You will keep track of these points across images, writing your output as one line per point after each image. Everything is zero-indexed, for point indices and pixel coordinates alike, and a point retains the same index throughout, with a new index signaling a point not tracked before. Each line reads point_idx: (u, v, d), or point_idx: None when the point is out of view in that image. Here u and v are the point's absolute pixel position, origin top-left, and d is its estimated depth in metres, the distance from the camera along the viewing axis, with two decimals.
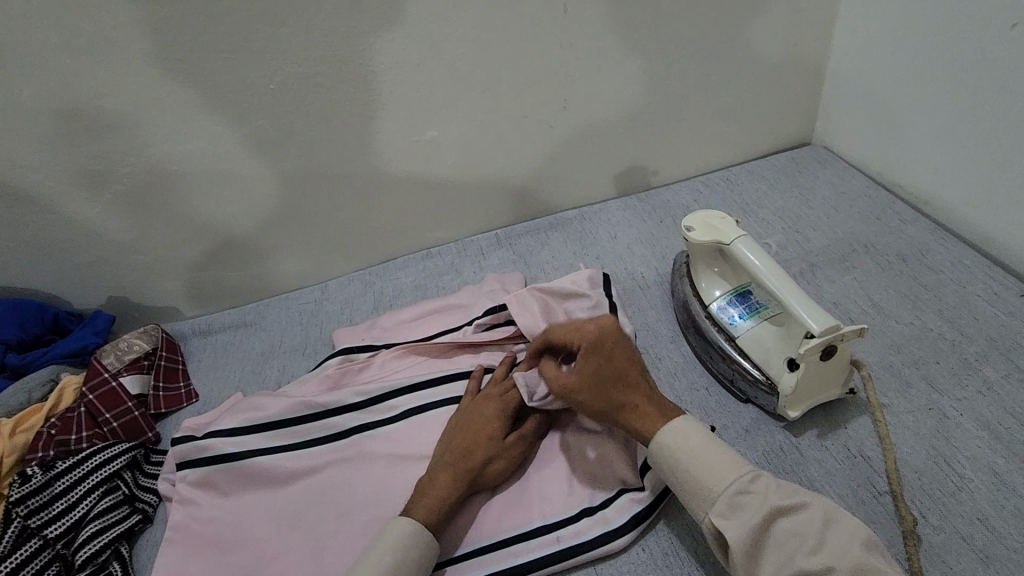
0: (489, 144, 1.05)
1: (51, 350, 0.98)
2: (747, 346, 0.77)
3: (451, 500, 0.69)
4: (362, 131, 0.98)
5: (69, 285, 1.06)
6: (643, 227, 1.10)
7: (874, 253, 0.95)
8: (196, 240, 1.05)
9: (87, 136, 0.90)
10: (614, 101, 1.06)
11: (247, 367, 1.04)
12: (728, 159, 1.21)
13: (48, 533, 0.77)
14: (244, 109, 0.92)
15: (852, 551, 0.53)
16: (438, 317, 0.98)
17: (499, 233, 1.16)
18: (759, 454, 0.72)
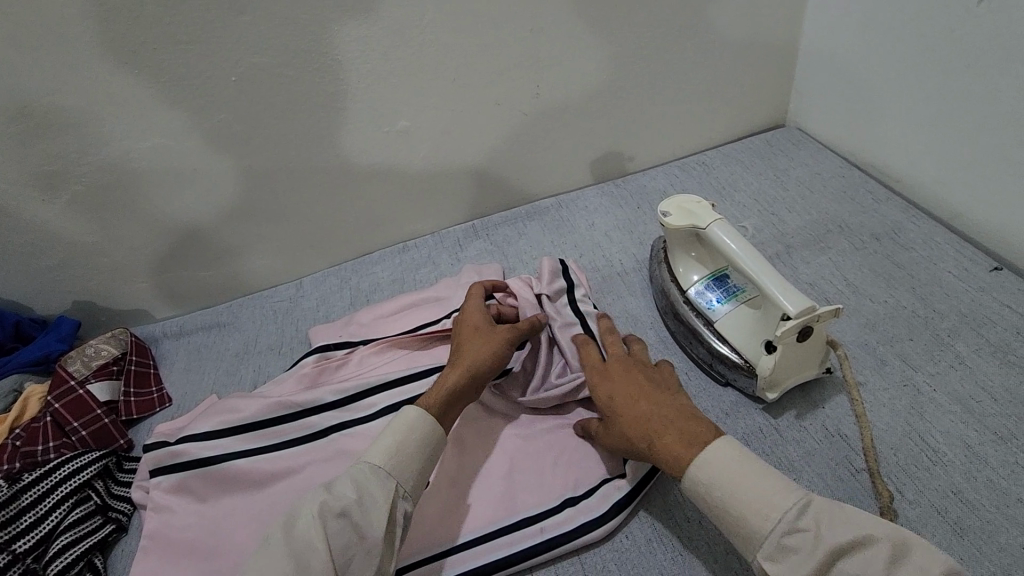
0: (462, 133, 1.03)
1: (13, 360, 0.95)
2: (725, 330, 0.77)
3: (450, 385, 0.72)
4: (331, 122, 0.96)
5: (29, 291, 1.02)
6: (620, 213, 1.10)
7: (848, 233, 0.96)
8: (162, 241, 1.02)
9: (40, 135, 0.86)
10: (588, 87, 1.05)
11: (221, 368, 1.01)
12: (703, 143, 1.21)
13: (17, 548, 0.73)
14: (206, 103, 0.89)
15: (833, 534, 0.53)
16: (416, 311, 0.96)
17: (476, 224, 1.14)
18: (740, 437, 0.73)
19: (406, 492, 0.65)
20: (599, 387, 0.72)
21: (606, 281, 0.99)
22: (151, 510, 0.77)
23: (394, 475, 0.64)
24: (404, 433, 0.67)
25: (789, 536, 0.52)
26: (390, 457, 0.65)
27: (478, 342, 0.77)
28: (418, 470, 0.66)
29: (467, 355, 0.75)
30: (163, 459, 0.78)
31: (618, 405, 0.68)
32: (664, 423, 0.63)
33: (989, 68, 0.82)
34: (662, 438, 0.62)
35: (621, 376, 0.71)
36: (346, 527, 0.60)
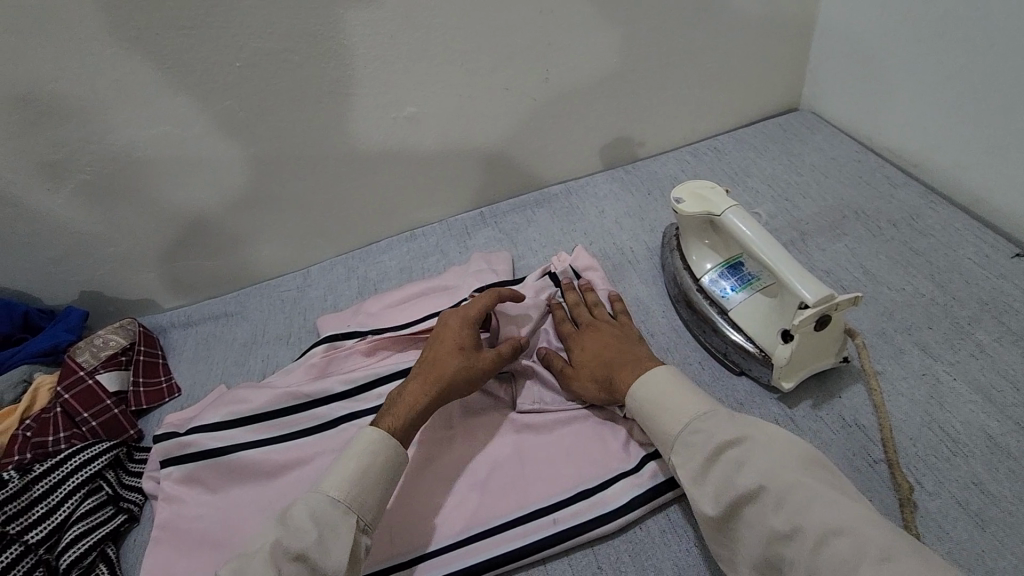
0: (470, 118, 1.01)
1: (22, 350, 0.94)
2: (739, 318, 0.75)
3: (416, 409, 0.71)
4: (337, 108, 0.94)
5: (36, 281, 1.01)
6: (631, 200, 1.08)
7: (865, 219, 0.94)
8: (168, 230, 1.01)
9: (43, 123, 0.85)
10: (598, 70, 1.02)
11: (230, 358, 1.01)
12: (716, 126, 1.18)
13: (30, 538, 0.74)
14: (210, 90, 0.88)
15: (854, 534, 0.52)
16: (425, 300, 0.96)
17: (484, 211, 1.13)
18: None
19: (368, 524, 0.64)
20: (571, 337, 0.81)
21: (617, 269, 0.97)
22: (163, 500, 0.77)
23: (355, 509, 0.63)
24: (364, 464, 0.65)
25: (694, 433, 0.62)
26: (348, 491, 0.64)
27: (452, 361, 0.75)
28: (373, 491, 0.65)
29: (436, 374, 0.74)
30: (173, 451, 0.78)
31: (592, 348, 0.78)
32: (623, 364, 0.73)
33: (1012, 48, 0.79)
34: (623, 376, 0.72)
35: (591, 330, 0.80)
36: (304, 567, 0.59)
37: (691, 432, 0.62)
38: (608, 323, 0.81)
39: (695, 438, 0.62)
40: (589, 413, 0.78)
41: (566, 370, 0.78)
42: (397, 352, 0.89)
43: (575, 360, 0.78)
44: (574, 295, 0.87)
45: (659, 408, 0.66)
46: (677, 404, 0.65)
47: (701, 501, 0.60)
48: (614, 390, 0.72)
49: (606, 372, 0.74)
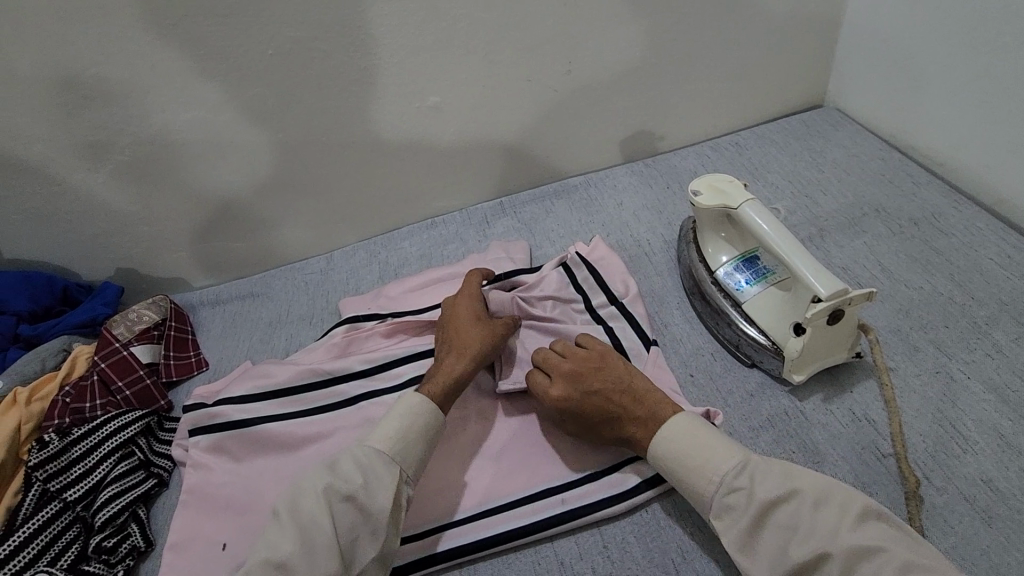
0: (492, 109, 1.03)
1: (62, 321, 0.99)
2: (753, 311, 0.76)
3: (457, 374, 0.74)
4: (362, 96, 0.97)
5: (76, 257, 1.06)
6: (650, 193, 1.09)
7: (886, 217, 0.94)
8: (199, 211, 1.05)
9: (86, 105, 0.90)
10: (620, 63, 1.03)
11: (256, 336, 1.05)
12: (738, 121, 1.18)
13: (68, 496, 0.78)
14: (242, 77, 0.91)
15: None
16: (444, 286, 0.98)
17: (503, 201, 1.15)
18: (765, 418, 0.72)
19: (411, 477, 0.67)
20: (556, 401, 0.72)
21: (633, 260, 0.98)
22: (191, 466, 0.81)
23: (399, 462, 0.67)
24: (411, 416, 0.69)
25: (729, 494, 0.61)
26: (395, 442, 0.67)
27: (478, 329, 0.78)
28: (417, 452, 0.69)
29: (466, 344, 0.77)
30: (201, 421, 0.82)
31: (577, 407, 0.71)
32: (639, 421, 0.69)
33: None
34: (645, 432, 0.68)
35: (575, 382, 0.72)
36: (352, 509, 0.63)
37: (728, 492, 0.61)
38: (585, 362, 0.74)
39: (736, 499, 0.60)
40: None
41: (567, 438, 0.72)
42: (414, 335, 0.92)
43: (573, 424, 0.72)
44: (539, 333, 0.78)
45: (691, 464, 0.64)
46: (706, 456, 0.64)
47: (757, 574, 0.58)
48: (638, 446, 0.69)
49: (622, 433, 0.69)
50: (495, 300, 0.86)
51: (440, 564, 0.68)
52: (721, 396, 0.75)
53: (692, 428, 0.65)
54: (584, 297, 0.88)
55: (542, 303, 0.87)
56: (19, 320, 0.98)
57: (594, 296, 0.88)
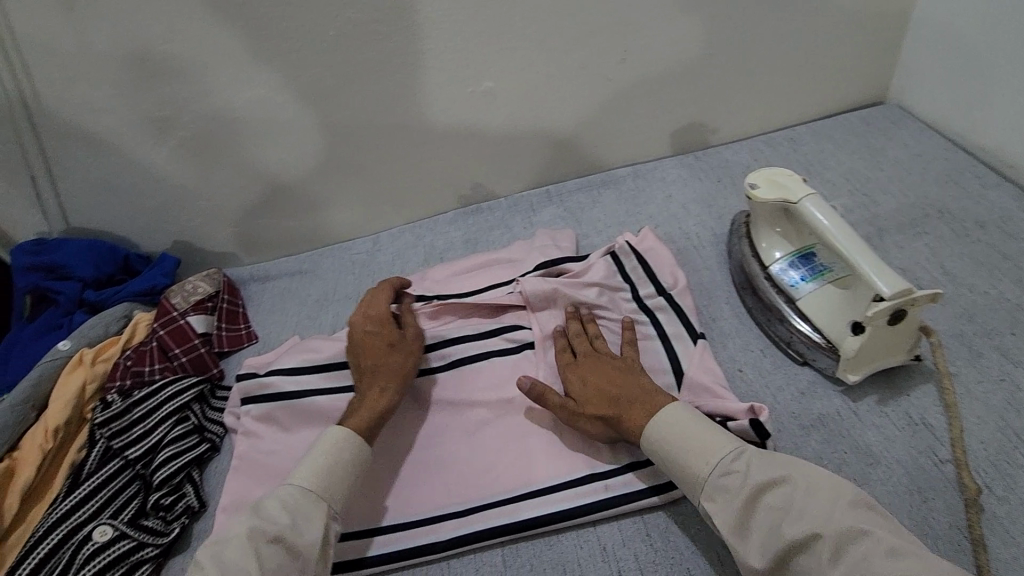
0: (544, 97, 1.03)
1: (123, 289, 1.03)
2: (808, 308, 0.75)
3: (383, 407, 0.76)
4: (418, 79, 0.98)
5: (136, 229, 1.10)
6: (700, 187, 1.08)
7: (949, 218, 0.90)
8: (253, 188, 1.07)
9: (154, 80, 0.92)
10: (676, 52, 1.02)
11: (303, 312, 1.08)
12: (794, 116, 1.15)
13: (128, 454, 0.81)
14: (303, 57, 0.93)
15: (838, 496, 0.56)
16: (489, 271, 1.00)
17: (550, 189, 1.15)
18: (816, 416, 0.70)
19: (335, 514, 0.68)
20: (572, 374, 0.76)
21: (682, 253, 0.97)
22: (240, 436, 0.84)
23: (326, 498, 0.67)
24: (335, 454, 0.70)
25: (724, 476, 0.62)
26: (319, 480, 0.68)
27: (396, 360, 0.79)
28: (346, 487, 0.70)
29: (386, 375, 0.78)
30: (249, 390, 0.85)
31: (613, 378, 0.73)
32: (631, 399, 0.70)
33: None
34: (633, 413, 0.69)
35: (595, 362, 0.76)
36: (280, 549, 0.63)
37: (721, 475, 0.62)
38: (610, 355, 0.77)
39: (727, 484, 0.61)
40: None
41: (567, 404, 0.73)
42: (458, 317, 0.92)
43: (576, 393, 0.74)
44: (592, 324, 0.82)
45: (688, 450, 0.64)
46: (703, 443, 0.64)
47: (751, 557, 0.58)
48: (622, 427, 0.69)
49: (612, 407, 0.70)
50: (536, 286, 0.87)
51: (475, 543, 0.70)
52: (773, 393, 0.74)
53: (686, 418, 0.66)
54: (631, 287, 0.89)
55: (589, 290, 0.87)
56: (83, 286, 1.02)
57: (641, 287, 0.88)
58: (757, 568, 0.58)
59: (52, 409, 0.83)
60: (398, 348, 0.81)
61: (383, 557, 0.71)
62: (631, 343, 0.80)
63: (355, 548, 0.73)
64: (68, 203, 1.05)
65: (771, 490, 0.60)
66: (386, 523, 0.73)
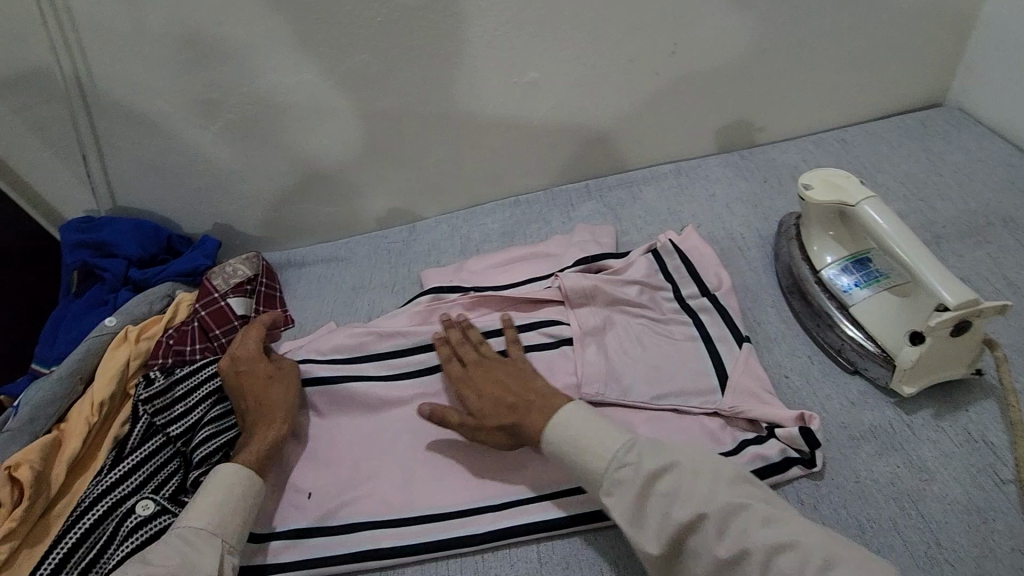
0: (589, 89, 1.01)
1: (167, 268, 1.05)
2: (861, 315, 0.73)
3: (271, 438, 0.76)
4: (464, 68, 0.97)
5: (180, 210, 1.11)
6: (745, 186, 1.05)
7: (1013, 228, 0.87)
8: (292, 172, 1.07)
9: (204, 62, 0.93)
10: (727, 47, 0.99)
11: (339, 299, 1.08)
12: (847, 117, 1.12)
13: (170, 431, 0.81)
14: (350, 43, 0.93)
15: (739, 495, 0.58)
16: (526, 264, 0.99)
17: (590, 184, 1.13)
18: (866, 427, 0.68)
19: (232, 547, 0.67)
20: (465, 386, 0.76)
21: (725, 254, 0.94)
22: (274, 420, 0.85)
23: (220, 531, 0.67)
24: (225, 488, 0.69)
25: (620, 469, 0.63)
26: (213, 514, 0.67)
27: (277, 393, 0.79)
28: (239, 516, 0.69)
29: (271, 405, 0.78)
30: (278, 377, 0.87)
31: (512, 389, 0.74)
32: (529, 405, 0.72)
33: None
34: (530, 417, 0.70)
35: (494, 371, 0.77)
36: None
37: (617, 467, 0.63)
38: (497, 360, 0.78)
39: (624, 474, 0.63)
40: (688, 396, 0.75)
41: (466, 422, 0.74)
42: (495, 310, 0.91)
43: (472, 406, 0.74)
44: (473, 330, 0.82)
45: (584, 445, 0.66)
46: (596, 437, 0.66)
47: (647, 542, 0.60)
48: (519, 432, 0.71)
49: (512, 416, 0.72)
50: (576, 282, 0.85)
51: (481, 544, 0.71)
52: (823, 403, 0.72)
53: (582, 418, 0.68)
54: (674, 286, 0.87)
55: (630, 288, 0.86)
56: (128, 264, 1.04)
57: (684, 287, 0.86)
58: (653, 553, 0.60)
59: (98, 382, 0.85)
60: (274, 381, 0.80)
61: (404, 550, 0.71)
62: (516, 345, 0.81)
63: (370, 536, 0.72)
64: (116, 181, 1.06)
65: (661, 477, 0.62)
66: (415, 515, 0.73)
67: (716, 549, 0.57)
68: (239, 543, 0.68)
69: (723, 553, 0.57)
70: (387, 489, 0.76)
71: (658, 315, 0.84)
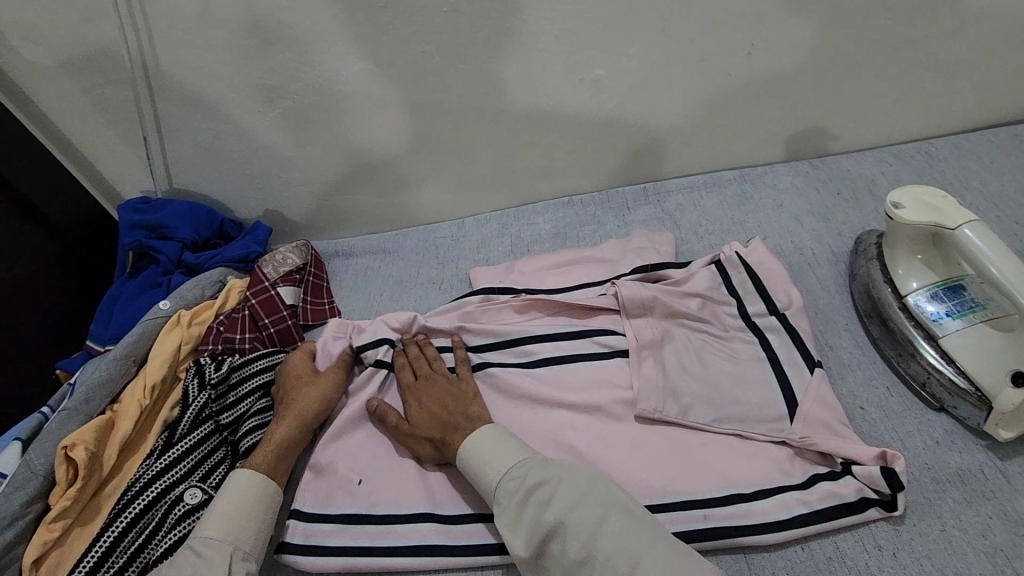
0: (657, 89, 0.96)
1: (219, 253, 1.05)
2: (953, 351, 0.73)
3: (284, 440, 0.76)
4: (531, 62, 0.92)
5: (234, 195, 1.11)
6: (815, 198, 1.02)
7: None
8: (344, 160, 1.05)
9: (266, 48, 0.90)
10: (814, 48, 0.93)
11: (384, 296, 1.06)
12: (932, 129, 1.07)
13: (220, 419, 0.82)
14: (412, 32, 0.88)
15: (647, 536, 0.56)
16: (580, 268, 0.95)
17: (647, 186, 1.09)
18: (955, 472, 0.69)
19: (246, 554, 0.66)
20: (407, 399, 0.77)
21: (794, 271, 0.94)
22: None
23: (230, 540, 0.65)
24: (234, 495, 0.68)
25: (508, 481, 0.63)
26: (224, 525, 0.66)
27: (306, 397, 0.79)
28: (251, 522, 0.68)
29: (295, 407, 0.78)
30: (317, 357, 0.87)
31: (450, 402, 0.74)
32: (455, 423, 0.71)
33: None
34: (454, 435, 0.70)
35: (434, 388, 0.77)
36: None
37: (508, 479, 0.63)
38: (442, 377, 0.78)
39: (511, 484, 0.62)
40: (754, 422, 0.71)
41: (399, 427, 0.75)
42: (548, 315, 0.87)
43: (410, 418, 0.75)
44: (429, 347, 0.83)
45: (483, 459, 0.65)
46: (495, 453, 0.65)
47: (514, 545, 0.59)
48: (445, 449, 0.71)
49: (440, 431, 0.72)
50: (634, 292, 0.81)
51: (495, 556, 0.68)
52: (903, 446, 0.71)
53: (493, 436, 0.67)
54: (738, 302, 0.83)
55: (692, 302, 0.82)
56: (182, 247, 1.04)
57: (750, 304, 0.82)
58: (521, 558, 0.59)
59: (151, 363, 0.85)
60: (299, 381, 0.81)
61: (434, 551, 0.69)
62: (464, 363, 0.81)
63: (415, 531, 0.70)
64: (174, 164, 1.06)
65: (540, 486, 0.61)
66: (461, 514, 0.71)
67: (568, 551, 0.57)
68: (252, 551, 0.66)
69: (574, 555, 0.57)
70: (435, 486, 0.74)
71: (720, 332, 0.81)
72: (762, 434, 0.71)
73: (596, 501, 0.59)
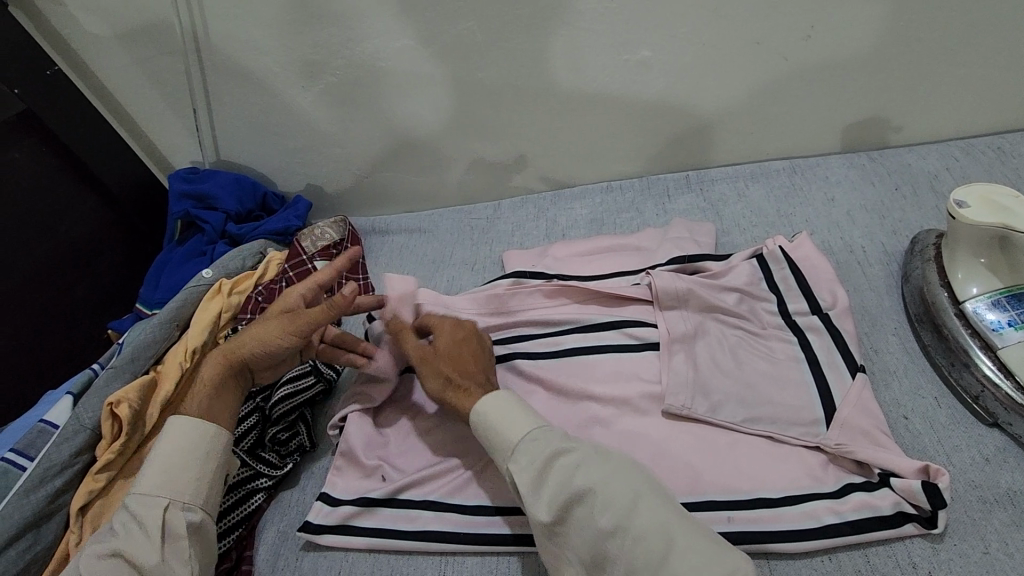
0: (708, 73, 0.92)
1: (261, 226, 1.08)
2: (1015, 365, 0.68)
3: (217, 385, 0.72)
4: (577, 41, 0.89)
5: (278, 169, 1.14)
6: (871, 192, 0.97)
7: None
8: (382, 137, 1.05)
9: (309, 24, 0.90)
10: (880, 32, 0.87)
11: (420, 272, 1.07)
12: (1007, 122, 0.99)
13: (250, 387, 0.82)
14: (452, 9, 0.86)
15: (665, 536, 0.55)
16: (616, 256, 0.93)
17: (690, 174, 1.06)
18: (1006, 493, 0.64)
19: (189, 503, 0.65)
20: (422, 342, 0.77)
21: (843, 268, 0.89)
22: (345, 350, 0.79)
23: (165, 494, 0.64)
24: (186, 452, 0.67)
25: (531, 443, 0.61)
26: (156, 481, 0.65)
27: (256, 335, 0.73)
28: (183, 480, 0.65)
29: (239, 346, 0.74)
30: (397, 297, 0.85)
31: (461, 361, 0.72)
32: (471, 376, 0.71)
33: None
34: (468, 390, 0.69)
35: (443, 334, 0.76)
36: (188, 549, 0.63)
37: (530, 444, 0.62)
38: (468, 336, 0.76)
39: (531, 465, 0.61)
40: (788, 425, 0.69)
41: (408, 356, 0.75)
42: (578, 302, 0.86)
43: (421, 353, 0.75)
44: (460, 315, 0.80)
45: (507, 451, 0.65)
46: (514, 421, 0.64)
47: (536, 508, 0.58)
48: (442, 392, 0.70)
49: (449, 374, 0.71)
50: (668, 283, 0.78)
51: (514, 545, 0.69)
52: (951, 464, 0.68)
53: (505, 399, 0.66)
54: (779, 299, 0.80)
55: (730, 295, 0.79)
56: (226, 218, 1.08)
57: (791, 301, 0.79)
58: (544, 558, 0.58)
59: (193, 329, 0.88)
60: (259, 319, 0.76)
61: (450, 536, 0.70)
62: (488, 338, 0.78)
63: (435, 518, 0.71)
64: (220, 135, 1.09)
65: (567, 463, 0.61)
66: (484, 506, 0.71)
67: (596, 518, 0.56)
68: (193, 501, 0.65)
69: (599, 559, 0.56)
70: (456, 475, 0.74)
71: (757, 328, 0.78)
72: (803, 441, 0.68)
73: (627, 477, 0.58)
